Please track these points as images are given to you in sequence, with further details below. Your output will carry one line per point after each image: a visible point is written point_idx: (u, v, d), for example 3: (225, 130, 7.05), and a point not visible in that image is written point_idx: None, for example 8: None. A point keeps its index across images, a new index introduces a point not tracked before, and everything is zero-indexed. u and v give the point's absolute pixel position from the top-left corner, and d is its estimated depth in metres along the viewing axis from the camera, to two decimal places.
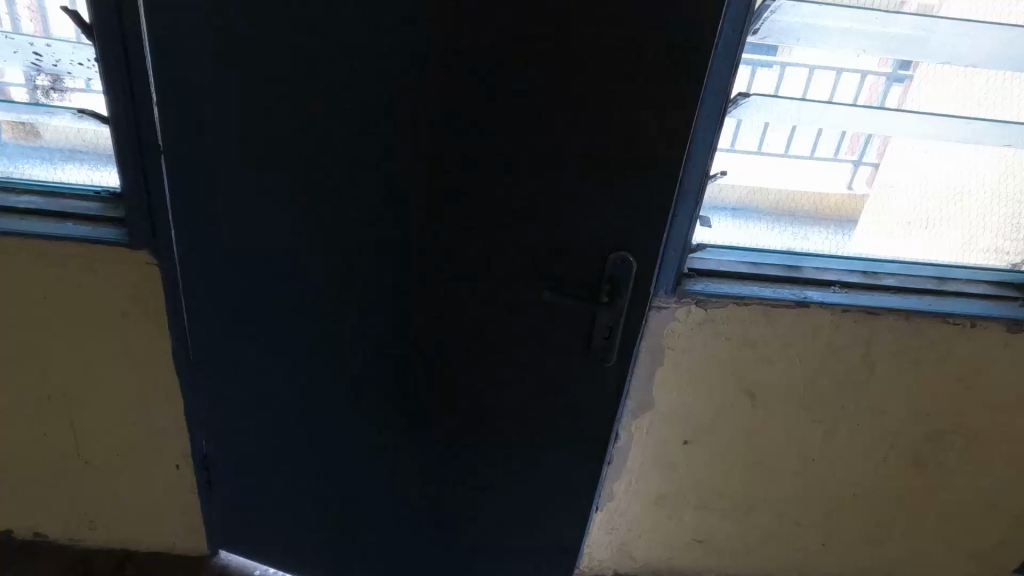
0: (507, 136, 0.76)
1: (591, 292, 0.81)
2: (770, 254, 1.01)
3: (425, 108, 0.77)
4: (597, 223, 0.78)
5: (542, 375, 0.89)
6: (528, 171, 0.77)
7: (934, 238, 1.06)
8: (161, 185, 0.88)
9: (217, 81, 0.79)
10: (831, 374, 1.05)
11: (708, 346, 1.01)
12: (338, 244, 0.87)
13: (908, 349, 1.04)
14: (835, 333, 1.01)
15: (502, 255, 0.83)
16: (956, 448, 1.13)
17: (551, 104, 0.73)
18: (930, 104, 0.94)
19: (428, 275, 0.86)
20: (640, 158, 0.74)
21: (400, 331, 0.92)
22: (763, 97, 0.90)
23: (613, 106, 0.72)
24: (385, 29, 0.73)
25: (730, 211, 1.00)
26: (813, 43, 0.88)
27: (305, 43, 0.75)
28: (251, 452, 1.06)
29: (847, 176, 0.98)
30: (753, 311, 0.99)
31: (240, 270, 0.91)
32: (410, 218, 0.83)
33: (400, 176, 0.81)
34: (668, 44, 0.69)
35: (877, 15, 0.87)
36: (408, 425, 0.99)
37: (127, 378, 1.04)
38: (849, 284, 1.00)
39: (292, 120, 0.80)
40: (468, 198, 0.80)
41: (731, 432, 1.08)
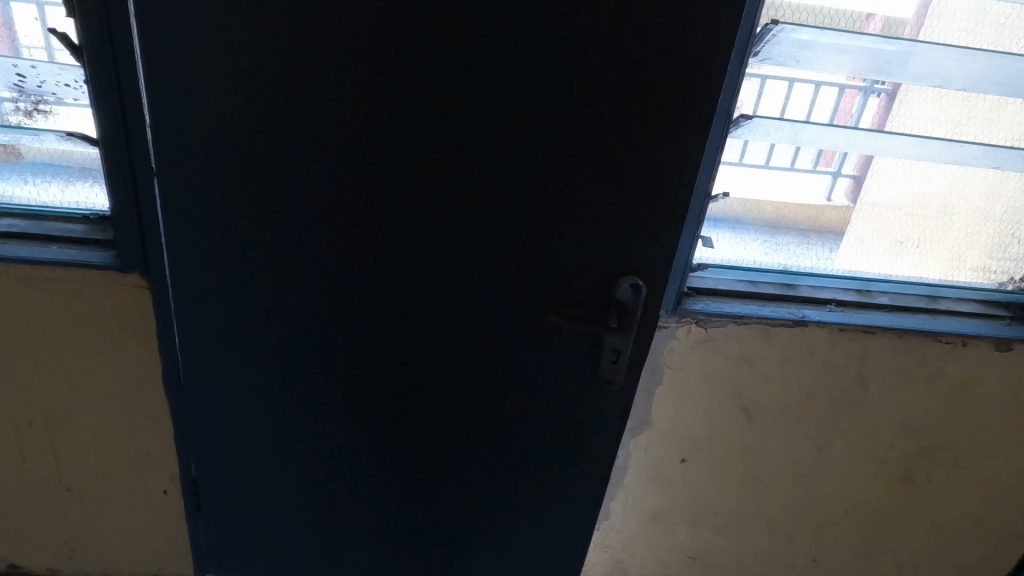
0: (516, 160, 0.75)
1: (596, 315, 0.81)
2: (769, 273, 1.03)
3: (433, 130, 0.76)
4: (606, 247, 0.77)
5: (544, 397, 0.89)
6: (535, 195, 0.77)
7: (925, 257, 1.08)
8: (153, 209, 0.86)
9: (215, 104, 0.77)
10: (826, 392, 1.05)
11: (707, 364, 1.00)
12: (339, 267, 0.85)
13: (900, 367, 1.05)
14: (831, 351, 1.02)
15: (508, 279, 0.82)
16: (944, 464, 1.15)
17: (562, 128, 0.73)
18: (914, 124, 0.97)
19: (431, 298, 0.85)
20: (651, 182, 0.74)
21: (400, 354, 0.90)
22: (764, 119, 0.91)
23: (624, 130, 0.72)
24: (394, 51, 0.72)
25: (730, 227, 1.01)
26: (809, 65, 0.89)
27: (310, 65, 0.74)
28: (241, 476, 1.04)
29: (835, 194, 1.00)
30: (751, 330, 0.98)
31: (234, 293, 0.89)
32: (414, 241, 0.82)
33: (404, 199, 0.80)
34: (680, 70, 0.69)
35: (874, 39, 0.88)
36: (406, 447, 0.98)
37: (114, 404, 1.01)
38: (843, 302, 1.03)
39: (294, 143, 0.78)
40: (473, 222, 0.80)
41: (727, 450, 1.08)
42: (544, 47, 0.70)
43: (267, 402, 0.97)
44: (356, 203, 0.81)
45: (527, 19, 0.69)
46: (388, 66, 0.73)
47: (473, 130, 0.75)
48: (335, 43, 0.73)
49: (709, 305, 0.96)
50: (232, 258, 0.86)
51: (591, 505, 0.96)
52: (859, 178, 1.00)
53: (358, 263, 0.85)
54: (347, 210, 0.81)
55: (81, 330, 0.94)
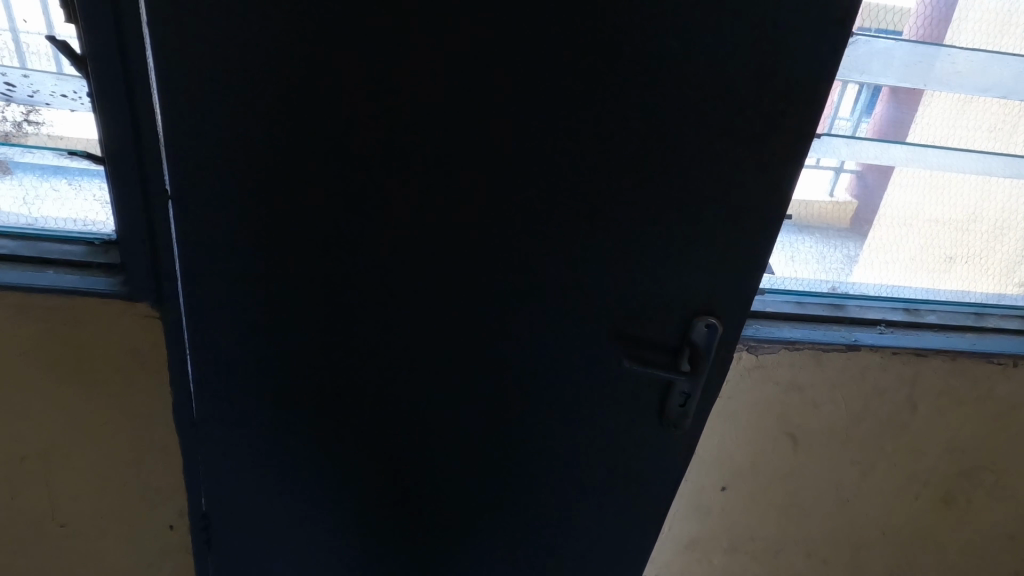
0: (582, 182, 0.70)
1: (668, 357, 0.79)
2: (819, 296, 0.98)
3: (487, 149, 0.69)
4: (675, 273, 0.74)
5: (592, 417, 0.86)
6: (603, 219, 0.72)
7: (974, 273, 1.04)
8: (167, 231, 0.77)
9: (240, 122, 0.69)
10: (874, 416, 1.00)
11: (756, 392, 0.94)
12: (376, 291, 0.79)
13: (950, 390, 1.01)
14: (881, 375, 0.97)
15: (566, 305, 0.77)
16: (985, 484, 1.11)
17: (635, 148, 0.68)
18: (963, 137, 0.95)
19: (478, 321, 0.80)
20: (728, 205, 0.71)
21: (440, 377, 0.85)
22: (833, 135, 0.89)
23: (701, 147, 0.68)
24: (447, 64, 0.65)
25: (789, 236, 0.97)
26: (877, 79, 0.87)
27: (351, 79, 0.66)
28: (257, 509, 0.97)
29: (870, 200, 0.98)
30: (804, 356, 0.92)
31: (258, 320, 0.82)
32: (461, 266, 0.76)
33: (447, 222, 0.74)
34: (768, 87, 0.64)
35: (947, 50, 0.87)
36: (441, 472, 0.93)
37: (118, 437, 0.92)
38: (893, 322, 0.97)
39: (331, 163, 0.71)
40: (528, 246, 0.74)
41: (769, 477, 1.03)
42: (618, 60, 0.64)
43: (291, 431, 0.90)
44: (397, 227, 0.74)
45: (601, 29, 0.63)
46: (440, 81, 0.66)
47: (534, 150, 0.69)
48: (380, 55, 0.65)
49: (761, 330, 0.90)
50: (256, 284, 0.79)
51: (628, 520, 0.95)
52: (862, 176, 0.95)
53: (394, 288, 0.78)
54: (384, 234, 0.75)
55: (85, 359, 0.86)
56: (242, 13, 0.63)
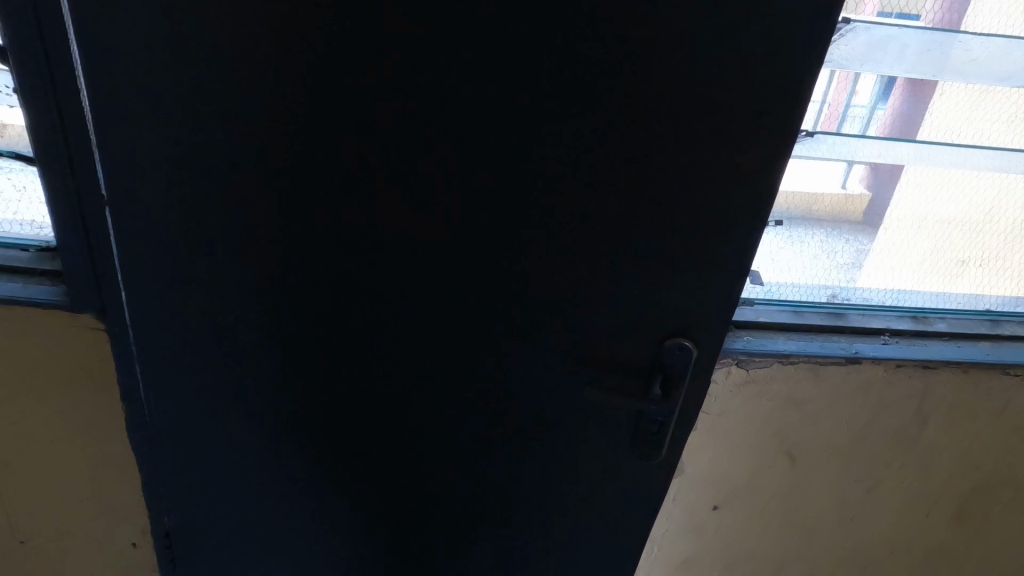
0: (546, 185, 0.64)
1: (641, 385, 0.73)
2: (818, 304, 0.92)
3: (443, 150, 0.64)
4: (651, 285, 0.68)
5: (568, 434, 0.80)
6: (570, 225, 0.66)
7: (991, 278, 0.96)
8: (105, 241, 0.72)
9: (176, 121, 0.64)
10: (880, 433, 0.93)
11: (748, 408, 0.87)
12: (333, 301, 0.74)
13: (964, 404, 0.93)
14: (887, 390, 0.89)
15: (536, 318, 0.72)
16: (1004, 500, 1.04)
17: (603, 149, 0.62)
18: (978, 130, 0.86)
19: (443, 333, 0.74)
20: (706, 212, 0.64)
21: (405, 391, 0.80)
22: (826, 134, 0.82)
23: (672, 147, 0.61)
24: (393, 57, 0.60)
25: (784, 240, 0.91)
26: (881, 69, 0.80)
27: (292, 75, 0.61)
28: (225, 521, 0.93)
29: (874, 198, 0.90)
30: (800, 370, 0.85)
31: (210, 330, 0.77)
32: (422, 274, 0.71)
33: (405, 228, 0.68)
34: (745, 79, 0.58)
35: (959, 38, 0.79)
36: (412, 487, 0.88)
37: (71, 454, 0.87)
38: (899, 331, 0.91)
39: (276, 165, 0.66)
40: (492, 254, 0.69)
41: (766, 495, 0.96)
42: (579, 52, 0.58)
43: (254, 444, 0.86)
44: (352, 232, 0.69)
45: (558, 18, 0.57)
46: (388, 76, 0.60)
47: (492, 150, 0.63)
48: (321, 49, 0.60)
49: (753, 342, 0.84)
50: (206, 292, 0.74)
51: (613, 543, 0.89)
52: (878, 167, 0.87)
53: (352, 298, 0.73)
54: (339, 244, 0.70)
55: (31, 371, 0.81)
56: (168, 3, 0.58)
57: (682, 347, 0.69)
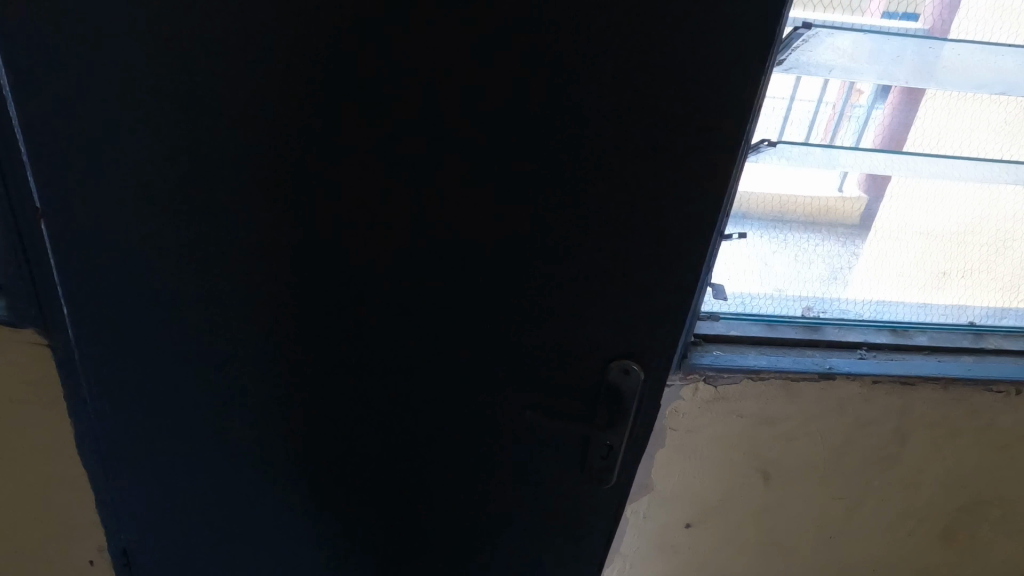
0: (494, 198, 0.62)
1: (587, 406, 0.71)
2: (791, 319, 0.88)
3: (390, 161, 0.62)
4: (604, 307, 0.65)
5: (524, 454, 0.77)
6: (518, 241, 0.63)
7: (975, 290, 0.94)
8: (44, 255, 0.70)
9: (122, 129, 0.63)
10: (858, 450, 0.90)
11: (718, 425, 0.84)
12: (281, 312, 0.72)
13: (945, 421, 0.90)
14: (864, 407, 0.86)
15: (490, 334, 0.69)
16: (991, 519, 1.00)
17: (547, 163, 0.59)
18: (956, 140, 0.84)
19: (397, 345, 0.73)
20: (657, 232, 0.60)
21: (366, 403, 0.78)
22: (787, 143, 0.78)
23: (618, 165, 0.58)
24: (334, 65, 0.58)
25: (754, 252, 0.87)
26: (848, 76, 0.76)
27: (233, 83, 0.60)
28: (185, 532, 0.91)
29: (852, 210, 0.87)
30: (770, 386, 0.82)
31: (163, 342, 0.75)
32: (376, 287, 0.69)
33: (351, 239, 0.67)
34: (691, 96, 0.54)
35: (930, 44, 0.75)
36: (377, 499, 0.86)
37: (20, 470, 0.85)
38: (877, 345, 0.87)
39: (221, 174, 0.64)
40: (443, 269, 0.67)
41: (740, 513, 0.93)
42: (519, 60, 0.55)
43: (209, 456, 0.84)
44: (301, 244, 0.67)
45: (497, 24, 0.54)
46: (330, 84, 0.59)
47: (439, 162, 0.61)
48: (259, 56, 0.58)
49: (720, 357, 0.81)
50: (156, 304, 0.72)
51: (578, 565, 0.86)
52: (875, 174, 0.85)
53: (302, 308, 0.72)
54: (283, 253, 0.68)
55: None
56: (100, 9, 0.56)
57: (640, 369, 0.66)
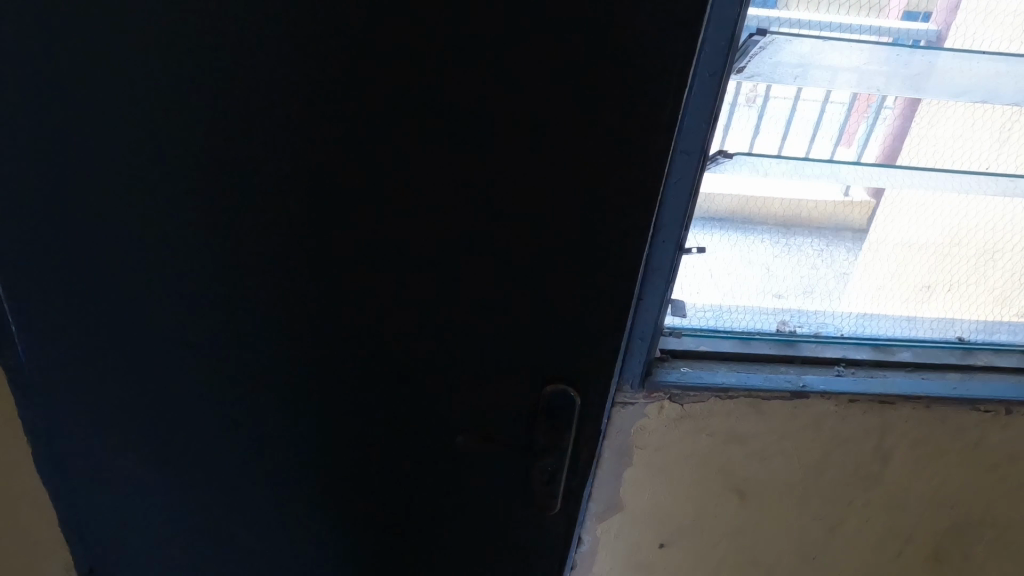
0: (436, 214, 0.61)
1: (527, 428, 0.70)
2: (763, 333, 0.85)
3: (326, 175, 0.60)
4: (552, 322, 0.63)
5: (480, 473, 0.75)
6: (463, 256, 0.62)
7: (960, 303, 0.91)
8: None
9: (60, 143, 0.62)
10: (837, 470, 0.87)
11: (686, 444, 0.82)
12: (231, 330, 0.71)
13: (929, 440, 0.86)
14: (841, 425, 0.83)
15: (439, 351, 0.67)
16: (984, 541, 0.96)
17: (487, 176, 0.58)
18: (937, 148, 0.81)
19: (347, 365, 0.71)
20: (602, 245, 0.59)
21: (315, 422, 0.76)
22: (746, 154, 0.77)
23: (559, 179, 0.57)
24: (265, 75, 0.57)
25: (722, 265, 0.84)
26: (833, 83, 0.74)
27: (163, 92, 0.58)
28: (150, 547, 0.90)
29: (829, 219, 0.85)
30: (740, 404, 0.80)
31: (110, 355, 0.74)
32: (319, 305, 0.67)
33: (293, 256, 0.65)
34: (627, 106, 0.53)
35: (908, 52, 0.73)
36: (335, 520, 0.84)
37: None
38: (856, 362, 0.84)
39: (158, 185, 0.63)
40: (386, 284, 0.65)
41: (715, 533, 0.90)
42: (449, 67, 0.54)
43: (170, 471, 0.83)
44: (242, 258, 0.66)
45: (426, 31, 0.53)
46: (261, 95, 0.58)
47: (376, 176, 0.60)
48: (189, 64, 0.57)
49: (687, 375, 0.78)
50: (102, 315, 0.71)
51: None
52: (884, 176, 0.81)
53: (250, 326, 0.70)
54: (228, 269, 0.67)
55: None
56: (29, 16, 0.56)
57: (588, 383, 0.65)
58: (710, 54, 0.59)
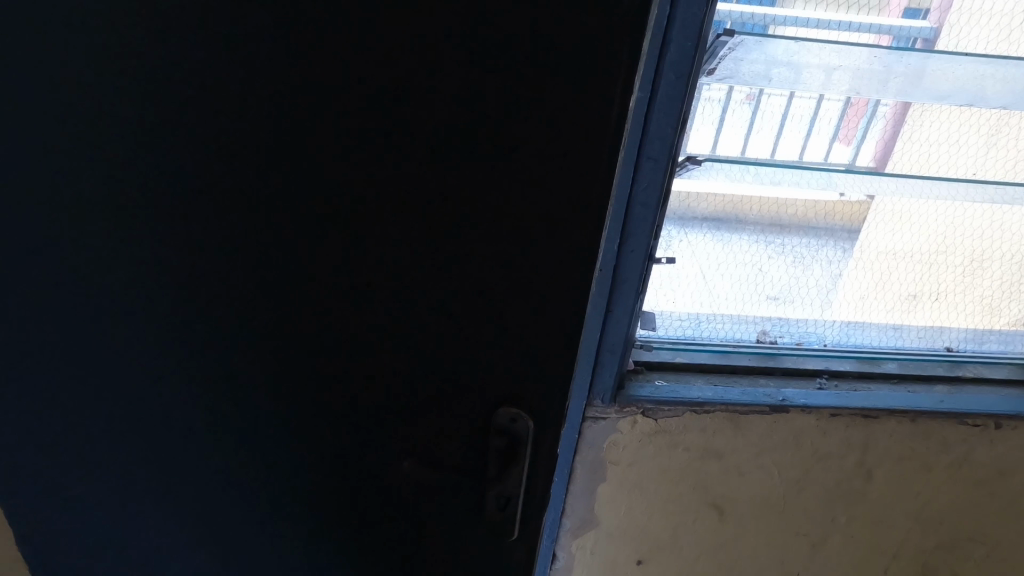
0: (373, 225, 0.54)
1: (477, 455, 0.63)
2: (742, 343, 0.83)
3: (250, 192, 0.54)
4: (502, 340, 0.56)
5: (430, 505, 0.68)
6: (406, 270, 0.55)
7: (948, 313, 0.88)
8: None
9: None
10: (819, 485, 0.84)
11: (661, 458, 0.79)
12: (165, 359, 0.65)
13: (914, 454, 0.84)
14: (822, 440, 0.80)
15: (386, 375, 0.61)
16: (974, 559, 0.93)
17: (425, 179, 0.51)
18: (920, 153, 0.79)
19: (290, 394, 0.65)
20: (559, 259, 0.52)
21: (252, 457, 0.70)
22: (717, 160, 0.73)
23: (500, 184, 0.50)
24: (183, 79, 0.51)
25: (699, 274, 0.81)
26: (828, 88, 0.72)
27: (66, 94, 0.53)
28: None
29: (815, 224, 0.82)
30: (717, 420, 0.77)
31: (39, 376, 0.69)
32: (253, 329, 0.61)
33: (229, 282, 0.59)
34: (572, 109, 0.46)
35: (902, 59, 0.70)
36: None
37: None
38: (838, 373, 0.82)
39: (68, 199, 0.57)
40: (322, 308, 0.59)
41: (695, 549, 0.87)
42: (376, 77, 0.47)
43: (107, 504, 0.77)
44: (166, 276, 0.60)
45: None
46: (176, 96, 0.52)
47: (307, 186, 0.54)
48: (94, 64, 0.51)
49: (661, 388, 0.76)
50: (22, 333, 0.66)
51: None
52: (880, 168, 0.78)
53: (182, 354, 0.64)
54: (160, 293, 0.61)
55: None
56: None
57: None
58: (676, 56, 0.56)
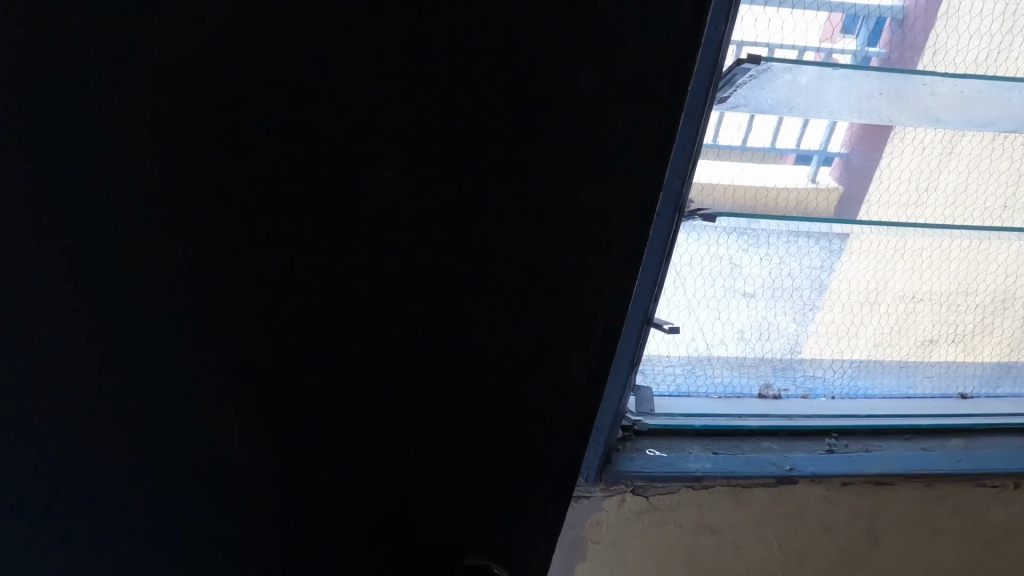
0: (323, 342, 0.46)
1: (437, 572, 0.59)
2: (742, 398, 0.74)
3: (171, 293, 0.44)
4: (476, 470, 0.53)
5: None
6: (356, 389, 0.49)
7: (965, 357, 0.80)
8: None
9: None
10: (820, 557, 0.74)
11: (650, 537, 0.68)
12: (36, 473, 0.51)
13: (927, 520, 0.74)
14: (829, 511, 0.71)
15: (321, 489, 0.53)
16: None
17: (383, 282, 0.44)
18: (943, 180, 0.68)
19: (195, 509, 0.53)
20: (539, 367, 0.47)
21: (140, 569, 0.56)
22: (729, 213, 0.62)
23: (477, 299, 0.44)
24: (31, 119, 0.38)
25: (696, 322, 0.71)
26: (861, 118, 0.61)
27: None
28: None
29: (824, 267, 0.71)
30: (716, 494, 0.67)
31: None
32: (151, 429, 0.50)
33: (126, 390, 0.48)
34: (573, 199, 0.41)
35: (924, 80, 0.59)
36: None
37: None
38: (849, 431, 0.73)
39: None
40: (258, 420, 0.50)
41: None
42: (329, 138, 0.39)
43: None
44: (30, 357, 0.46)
45: (306, 60, 0.37)
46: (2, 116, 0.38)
47: (220, 273, 0.43)
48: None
49: (653, 460, 0.66)
50: None
51: None
52: (850, 159, 0.64)
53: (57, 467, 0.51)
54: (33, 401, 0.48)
55: None
56: None
57: None
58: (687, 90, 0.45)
